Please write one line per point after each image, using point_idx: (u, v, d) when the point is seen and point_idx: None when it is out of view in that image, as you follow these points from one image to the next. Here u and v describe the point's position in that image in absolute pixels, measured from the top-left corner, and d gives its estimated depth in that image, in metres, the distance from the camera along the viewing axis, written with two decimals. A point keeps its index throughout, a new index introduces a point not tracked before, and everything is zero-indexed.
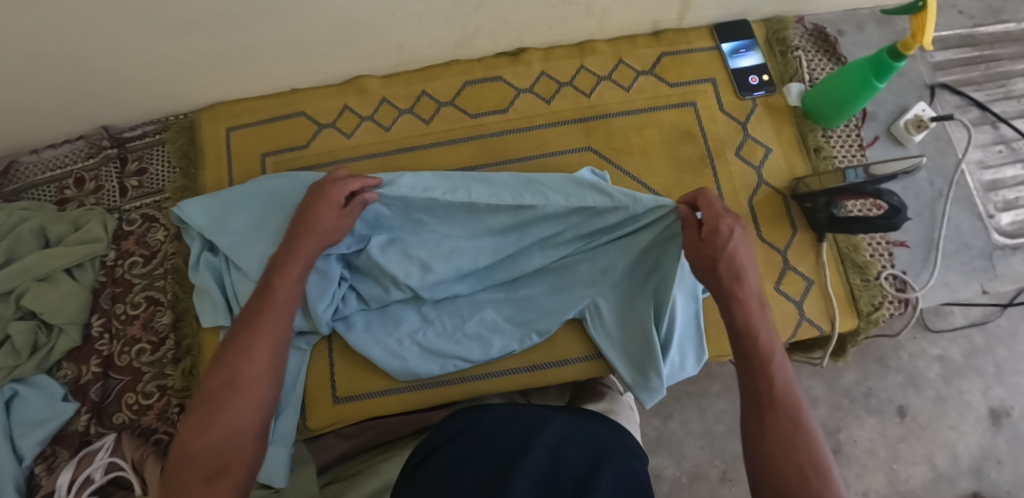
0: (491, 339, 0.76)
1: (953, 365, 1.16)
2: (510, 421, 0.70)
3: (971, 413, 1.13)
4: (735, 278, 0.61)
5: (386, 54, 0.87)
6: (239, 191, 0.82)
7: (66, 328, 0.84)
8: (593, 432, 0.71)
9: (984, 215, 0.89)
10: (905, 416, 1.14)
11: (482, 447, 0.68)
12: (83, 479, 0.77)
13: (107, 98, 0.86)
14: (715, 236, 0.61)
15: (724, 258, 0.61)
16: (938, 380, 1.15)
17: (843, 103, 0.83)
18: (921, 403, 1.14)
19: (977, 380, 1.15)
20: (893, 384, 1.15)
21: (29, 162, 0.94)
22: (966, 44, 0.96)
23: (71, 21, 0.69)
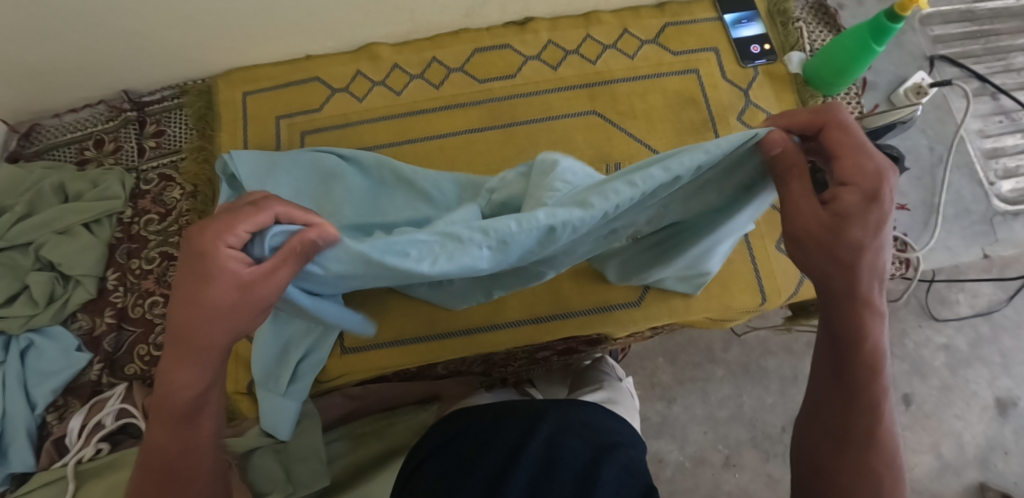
0: (512, 278, 0.65)
1: (959, 354, 1.15)
2: (503, 416, 0.72)
3: (977, 403, 1.13)
4: (872, 283, 0.42)
5: (399, 22, 0.90)
6: (292, 155, 0.80)
7: (82, 280, 0.86)
8: (586, 424, 0.72)
9: (984, 182, 0.90)
10: (911, 404, 1.13)
11: (479, 443, 0.69)
12: (94, 424, 0.80)
13: (128, 61, 0.88)
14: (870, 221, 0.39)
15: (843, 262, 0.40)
16: (944, 369, 1.15)
17: (844, 68, 0.84)
18: (926, 392, 1.14)
19: (983, 369, 1.15)
20: (898, 372, 1.14)
21: (50, 125, 0.97)
22: (966, 19, 0.98)
23: None
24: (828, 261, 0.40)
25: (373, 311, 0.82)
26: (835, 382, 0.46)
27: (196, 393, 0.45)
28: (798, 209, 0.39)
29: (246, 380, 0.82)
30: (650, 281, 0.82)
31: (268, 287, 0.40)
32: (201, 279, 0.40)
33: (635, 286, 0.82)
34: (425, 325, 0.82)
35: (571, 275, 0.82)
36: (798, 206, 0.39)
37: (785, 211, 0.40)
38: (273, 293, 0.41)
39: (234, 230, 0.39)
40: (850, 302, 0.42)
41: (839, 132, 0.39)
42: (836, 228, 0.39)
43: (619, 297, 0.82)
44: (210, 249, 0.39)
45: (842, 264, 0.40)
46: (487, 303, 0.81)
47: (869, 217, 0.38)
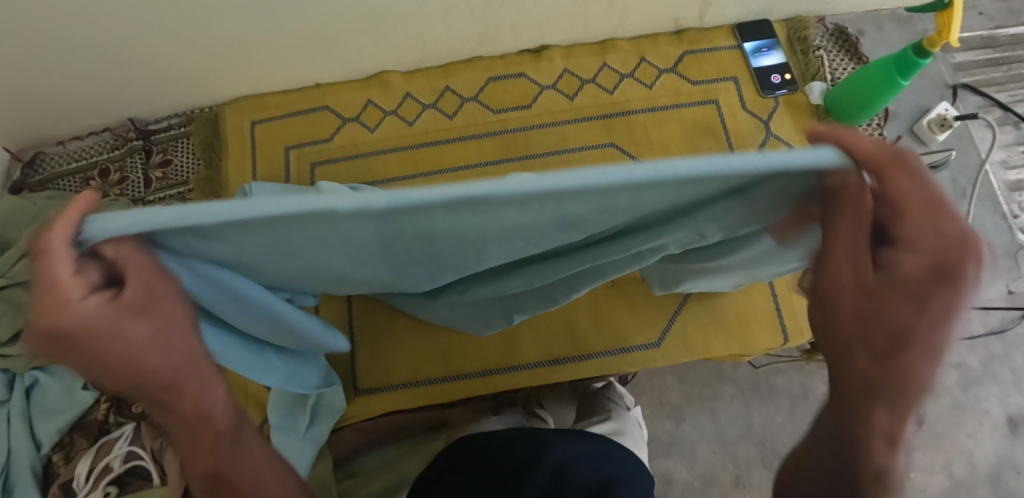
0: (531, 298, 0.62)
1: (971, 373, 1.13)
2: (508, 444, 0.70)
3: (988, 422, 1.11)
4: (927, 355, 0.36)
5: (411, 49, 0.87)
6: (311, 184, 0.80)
7: None
8: (592, 454, 0.69)
9: (1008, 215, 0.89)
10: (922, 424, 1.11)
11: (485, 470, 0.67)
12: (102, 467, 0.78)
13: (134, 89, 0.86)
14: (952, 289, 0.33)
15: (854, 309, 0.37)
16: (955, 388, 1.12)
17: (868, 100, 0.82)
18: (939, 411, 1.11)
19: (995, 387, 1.12)
20: None
21: (54, 153, 0.94)
22: (988, 45, 0.96)
23: (106, 10, 0.69)
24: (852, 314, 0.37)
25: (389, 351, 0.80)
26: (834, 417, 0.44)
27: (221, 407, 0.45)
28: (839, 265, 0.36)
29: (257, 420, 0.80)
30: (670, 321, 0.80)
31: (165, 290, 0.37)
32: (135, 362, 0.36)
33: (654, 328, 0.80)
34: (441, 365, 0.79)
35: (588, 314, 0.80)
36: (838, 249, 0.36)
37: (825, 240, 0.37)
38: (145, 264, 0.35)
39: (63, 285, 0.31)
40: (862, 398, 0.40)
41: (897, 174, 0.33)
42: (868, 297, 0.36)
43: (638, 338, 0.79)
44: (77, 321, 0.32)
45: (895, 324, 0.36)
46: (503, 342, 0.79)
47: (929, 296, 0.34)
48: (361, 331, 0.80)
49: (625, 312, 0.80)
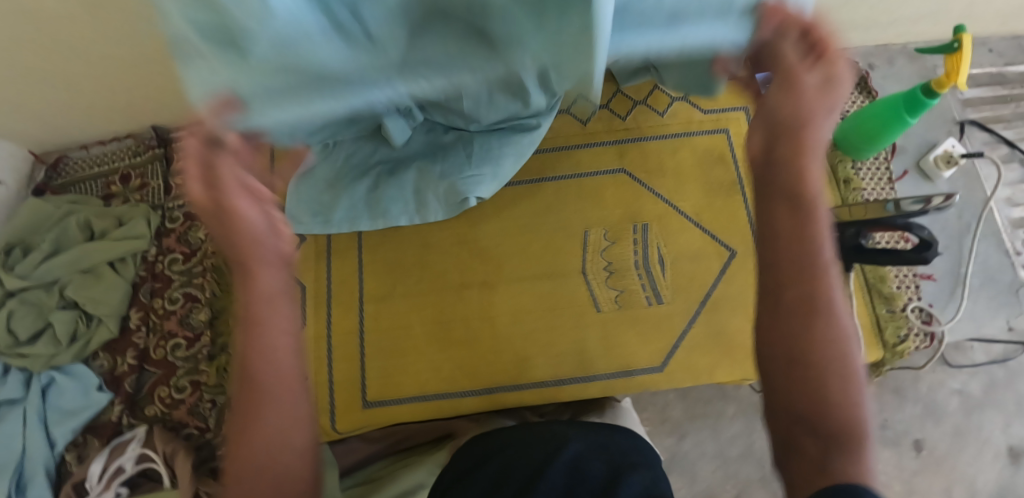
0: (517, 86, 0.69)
1: (972, 399, 1.14)
2: (525, 448, 0.67)
3: (989, 450, 1.11)
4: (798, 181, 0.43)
5: None
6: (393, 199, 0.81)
7: (106, 319, 0.85)
8: (603, 440, 0.68)
9: (1010, 252, 0.89)
10: (922, 449, 1.12)
11: (501, 466, 0.65)
12: (114, 469, 0.79)
13: (158, 103, 0.87)
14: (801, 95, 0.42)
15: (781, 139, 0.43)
16: (957, 414, 1.13)
17: (876, 134, 0.84)
18: (939, 438, 1.12)
19: (997, 415, 1.13)
20: (911, 415, 1.13)
21: (78, 157, 0.95)
22: (996, 82, 0.95)
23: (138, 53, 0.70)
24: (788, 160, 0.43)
25: (401, 365, 0.82)
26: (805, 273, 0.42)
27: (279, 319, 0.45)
28: (780, 132, 0.43)
29: None
30: (675, 346, 0.81)
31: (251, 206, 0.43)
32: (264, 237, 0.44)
33: (660, 351, 0.81)
34: (450, 381, 0.81)
35: (597, 336, 0.81)
36: (782, 102, 0.43)
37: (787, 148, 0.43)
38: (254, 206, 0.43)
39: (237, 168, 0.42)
40: (787, 244, 0.43)
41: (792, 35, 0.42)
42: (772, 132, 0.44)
43: (643, 362, 0.80)
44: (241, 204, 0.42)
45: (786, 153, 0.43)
46: (512, 361, 0.81)
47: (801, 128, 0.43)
48: (372, 343, 0.82)
49: (631, 333, 0.81)
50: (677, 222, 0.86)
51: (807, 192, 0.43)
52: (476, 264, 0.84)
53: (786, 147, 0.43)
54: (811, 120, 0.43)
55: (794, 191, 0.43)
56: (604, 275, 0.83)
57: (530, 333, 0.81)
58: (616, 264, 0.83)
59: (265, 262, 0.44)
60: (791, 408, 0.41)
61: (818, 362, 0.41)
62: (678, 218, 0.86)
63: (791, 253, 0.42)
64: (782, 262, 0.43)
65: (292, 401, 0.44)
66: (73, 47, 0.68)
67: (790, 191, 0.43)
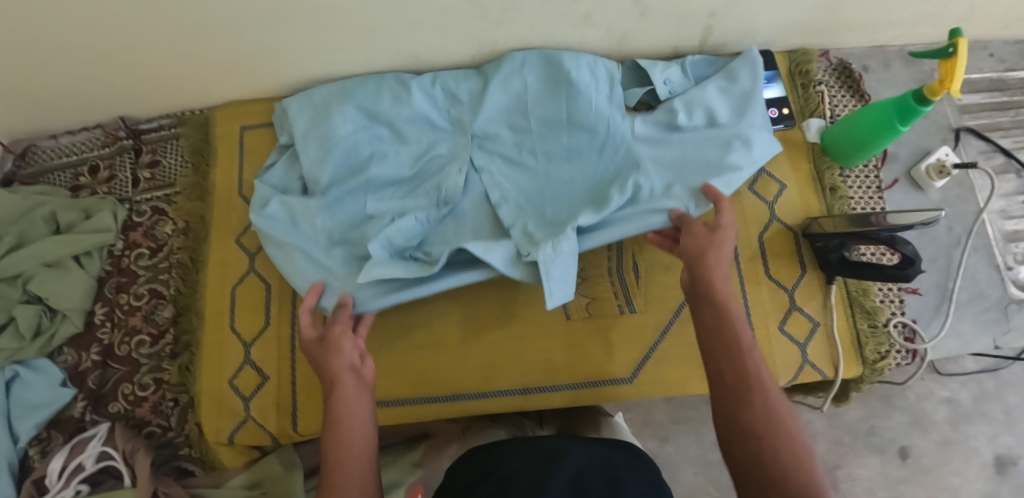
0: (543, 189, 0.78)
1: (962, 409, 1.10)
2: (528, 460, 0.64)
3: (976, 460, 1.07)
4: (713, 287, 0.60)
5: (402, 65, 0.86)
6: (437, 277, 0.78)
7: (69, 314, 0.84)
8: (604, 458, 0.65)
9: (1001, 266, 0.86)
10: (908, 458, 1.08)
11: (499, 481, 0.62)
12: (75, 466, 0.78)
13: (125, 91, 0.86)
14: (693, 238, 0.65)
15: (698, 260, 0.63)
16: (944, 423, 1.10)
17: (865, 142, 0.80)
18: (925, 446, 1.09)
19: (985, 425, 1.09)
20: (898, 424, 1.10)
21: (47, 147, 0.94)
22: (996, 88, 0.93)
23: (106, 20, 0.70)
24: (699, 275, 0.62)
25: None
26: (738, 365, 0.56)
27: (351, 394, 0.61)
28: (689, 249, 0.64)
29: (228, 431, 0.80)
30: (646, 356, 0.78)
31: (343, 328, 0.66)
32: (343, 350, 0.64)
33: (629, 363, 0.78)
34: (414, 388, 0.79)
35: (565, 345, 0.79)
36: (689, 240, 0.65)
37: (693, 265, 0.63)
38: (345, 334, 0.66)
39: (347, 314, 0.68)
40: (717, 332, 0.58)
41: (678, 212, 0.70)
42: (694, 255, 0.63)
43: (612, 373, 0.78)
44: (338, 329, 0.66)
45: (698, 260, 0.63)
46: (477, 369, 0.79)
47: (709, 255, 0.62)
48: None
49: (601, 343, 0.79)
50: None
51: (721, 303, 0.59)
52: None
53: (700, 266, 0.62)
54: (711, 246, 0.63)
55: (705, 294, 0.60)
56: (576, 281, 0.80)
57: (499, 343, 0.79)
58: (589, 271, 0.81)
59: (344, 360, 0.63)
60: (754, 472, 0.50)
61: (766, 433, 0.51)
62: None
63: (720, 347, 0.57)
64: (717, 355, 0.57)
65: (356, 457, 0.57)
66: (42, 13, 0.68)
67: (709, 297, 0.60)
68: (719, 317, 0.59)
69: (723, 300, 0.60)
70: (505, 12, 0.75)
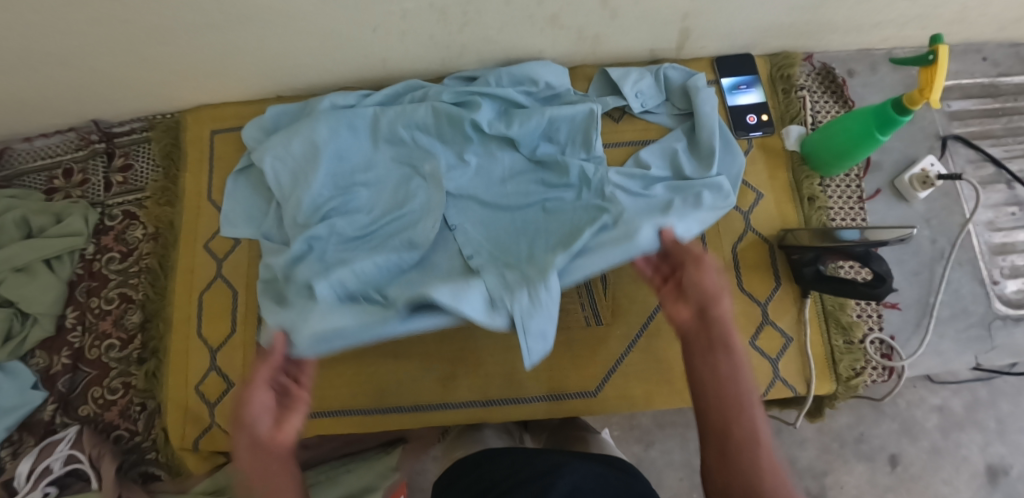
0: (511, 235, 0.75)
1: (953, 417, 1.04)
2: (526, 470, 0.62)
3: (966, 469, 1.02)
4: (717, 334, 0.55)
5: (372, 68, 0.85)
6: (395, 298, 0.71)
7: (40, 318, 0.85)
8: (601, 474, 0.62)
9: (986, 280, 0.84)
10: (897, 465, 1.03)
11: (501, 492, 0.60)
12: (41, 469, 0.79)
13: (93, 95, 0.85)
14: (701, 271, 0.58)
15: (698, 300, 0.57)
16: (936, 432, 1.04)
17: (845, 152, 0.77)
18: (915, 454, 1.03)
19: (977, 434, 1.03)
20: (888, 431, 1.04)
21: (22, 149, 0.94)
22: (988, 94, 0.90)
23: (60, 25, 0.69)
24: (701, 319, 0.56)
25: (325, 376, 0.79)
26: (744, 437, 0.51)
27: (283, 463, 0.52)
28: (691, 293, 0.57)
29: (192, 436, 0.80)
30: (611, 370, 0.77)
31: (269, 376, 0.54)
32: (266, 412, 0.52)
33: (594, 376, 0.77)
34: (375, 397, 0.78)
35: None
36: (698, 277, 0.57)
37: (700, 299, 0.56)
38: (262, 396, 0.52)
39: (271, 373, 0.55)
40: (722, 391, 0.53)
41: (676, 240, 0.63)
42: (699, 298, 0.56)
43: (574, 386, 0.77)
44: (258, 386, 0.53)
45: (700, 298, 0.56)
46: (438, 378, 0.78)
47: (716, 300, 0.56)
48: None
49: (564, 354, 0.78)
50: None
51: (727, 357, 0.54)
52: None
53: (710, 305, 0.56)
54: (722, 288, 0.56)
55: (710, 337, 0.55)
56: None
57: (459, 354, 0.79)
58: None
59: (268, 422, 0.52)
60: None
61: None
62: None
63: (719, 393, 0.53)
64: (712, 403, 0.53)
65: None
66: None
67: (725, 342, 0.54)
68: (728, 369, 0.53)
69: (726, 347, 0.54)
70: (471, 20, 0.74)
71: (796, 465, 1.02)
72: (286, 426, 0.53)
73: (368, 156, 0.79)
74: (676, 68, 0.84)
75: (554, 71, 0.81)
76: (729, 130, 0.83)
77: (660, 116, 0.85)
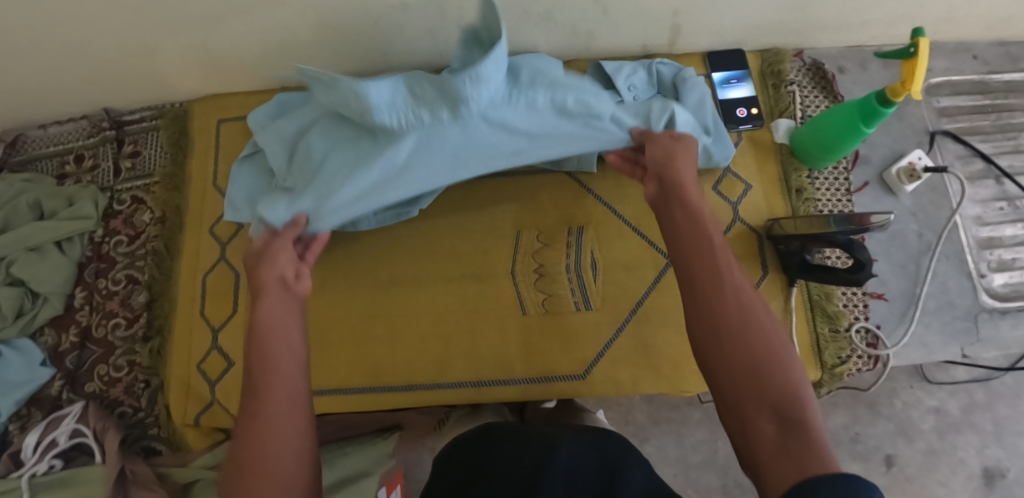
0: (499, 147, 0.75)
1: (950, 419, 1.05)
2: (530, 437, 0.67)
3: (963, 471, 1.02)
4: (677, 193, 0.59)
5: (373, 61, 0.87)
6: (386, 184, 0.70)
7: (50, 297, 0.88)
8: (597, 446, 0.65)
9: (974, 274, 0.85)
10: (892, 466, 1.03)
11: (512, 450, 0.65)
12: (49, 441, 0.82)
13: (106, 84, 0.88)
14: (661, 152, 0.65)
15: (658, 167, 0.63)
16: (932, 433, 1.04)
17: (831, 144, 0.79)
18: (911, 455, 1.03)
19: (973, 437, 1.04)
20: (883, 432, 1.04)
21: (37, 135, 0.97)
22: (978, 91, 0.91)
23: (75, 15, 0.72)
24: (667, 188, 0.60)
25: (323, 354, 0.82)
26: (711, 268, 0.52)
27: (290, 311, 0.59)
28: (655, 167, 0.63)
29: (193, 412, 0.83)
30: (599, 354, 0.79)
31: (286, 246, 0.66)
32: (279, 269, 0.62)
33: (583, 359, 0.79)
34: (371, 377, 0.81)
35: (519, 342, 0.80)
36: (656, 154, 0.65)
37: (662, 171, 0.62)
38: (285, 257, 0.64)
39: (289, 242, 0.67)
40: (682, 236, 0.55)
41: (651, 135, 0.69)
42: (660, 171, 0.62)
43: (564, 369, 0.79)
44: (275, 255, 0.64)
45: (660, 167, 0.63)
46: (431, 360, 0.80)
47: (673, 170, 0.62)
48: None
49: (554, 337, 0.80)
50: (614, 229, 0.83)
51: (690, 211, 0.57)
52: (410, 260, 0.83)
53: (668, 176, 0.61)
54: (678, 153, 0.64)
55: (669, 197, 0.59)
56: (534, 277, 0.81)
57: (458, 339, 0.81)
58: (547, 267, 0.81)
59: (276, 280, 0.61)
60: (732, 386, 0.47)
61: (744, 341, 0.48)
62: (614, 223, 0.83)
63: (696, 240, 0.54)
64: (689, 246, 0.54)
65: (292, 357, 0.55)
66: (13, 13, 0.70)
67: (681, 201, 0.58)
68: (681, 219, 0.57)
69: (686, 201, 0.58)
70: (468, 13, 0.76)
71: None
72: (303, 280, 0.63)
73: None
74: (667, 64, 0.87)
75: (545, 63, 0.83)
76: (721, 122, 0.85)
77: None
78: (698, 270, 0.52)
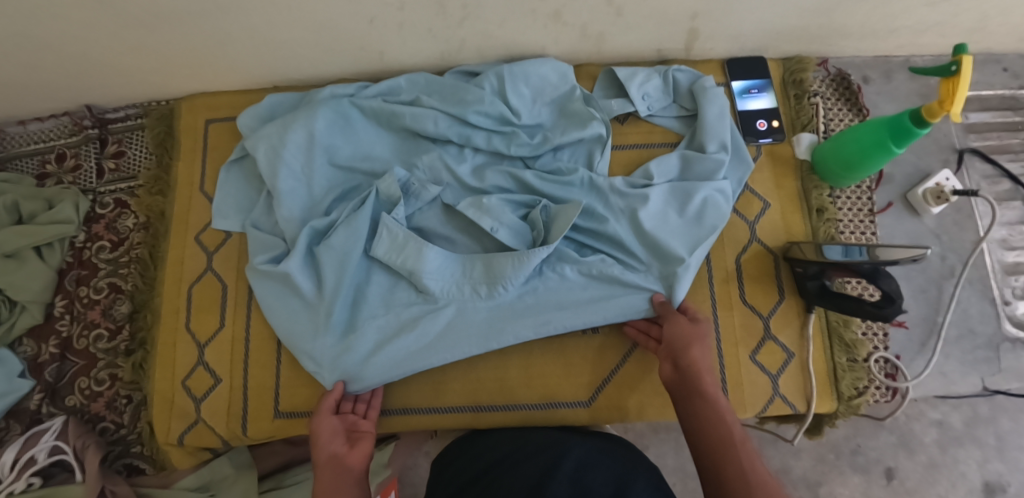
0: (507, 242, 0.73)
1: (953, 432, 0.98)
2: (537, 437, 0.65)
3: (963, 486, 0.96)
4: (698, 375, 0.64)
5: (368, 61, 0.82)
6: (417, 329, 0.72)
7: (29, 306, 0.83)
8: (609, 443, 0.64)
9: (997, 301, 0.81)
10: (893, 479, 0.97)
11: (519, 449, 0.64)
12: (26, 459, 0.77)
13: (87, 80, 0.83)
14: (682, 329, 0.68)
15: (676, 345, 0.67)
16: (933, 446, 0.98)
17: (856, 163, 0.74)
18: (911, 468, 0.97)
19: (975, 450, 0.98)
20: (885, 444, 0.99)
21: (16, 132, 0.92)
22: (1008, 107, 0.86)
23: (48, 8, 0.66)
24: (686, 371, 0.65)
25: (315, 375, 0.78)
26: (728, 457, 0.58)
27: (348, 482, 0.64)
28: (677, 344, 0.67)
29: (177, 431, 0.79)
30: (604, 380, 0.75)
31: (330, 422, 0.69)
32: (328, 442, 0.67)
33: (587, 385, 0.75)
34: None
35: (520, 366, 0.76)
36: (679, 333, 0.67)
37: (683, 353, 0.66)
38: (327, 428, 0.68)
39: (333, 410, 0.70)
40: (706, 422, 0.61)
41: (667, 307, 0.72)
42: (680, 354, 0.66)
43: (567, 395, 0.75)
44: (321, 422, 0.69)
45: (683, 349, 0.66)
46: (426, 381, 0.76)
47: (693, 352, 0.65)
48: (286, 353, 0.78)
49: (554, 363, 0.76)
50: None
51: (711, 395, 0.63)
52: None
53: (687, 357, 0.65)
54: (691, 328, 0.67)
55: (690, 377, 0.64)
56: None
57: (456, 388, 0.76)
58: None
59: (329, 450, 0.67)
60: None
61: None
62: None
63: (716, 438, 0.60)
64: (715, 445, 0.60)
65: None
66: None
67: (700, 389, 0.63)
68: (706, 402, 0.62)
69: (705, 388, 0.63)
70: (471, 12, 0.71)
71: (791, 474, 0.98)
72: (353, 449, 0.67)
73: (362, 148, 0.78)
74: (684, 71, 0.81)
75: (553, 68, 0.79)
76: (739, 135, 0.80)
77: (667, 119, 0.82)
78: (726, 467, 0.57)
